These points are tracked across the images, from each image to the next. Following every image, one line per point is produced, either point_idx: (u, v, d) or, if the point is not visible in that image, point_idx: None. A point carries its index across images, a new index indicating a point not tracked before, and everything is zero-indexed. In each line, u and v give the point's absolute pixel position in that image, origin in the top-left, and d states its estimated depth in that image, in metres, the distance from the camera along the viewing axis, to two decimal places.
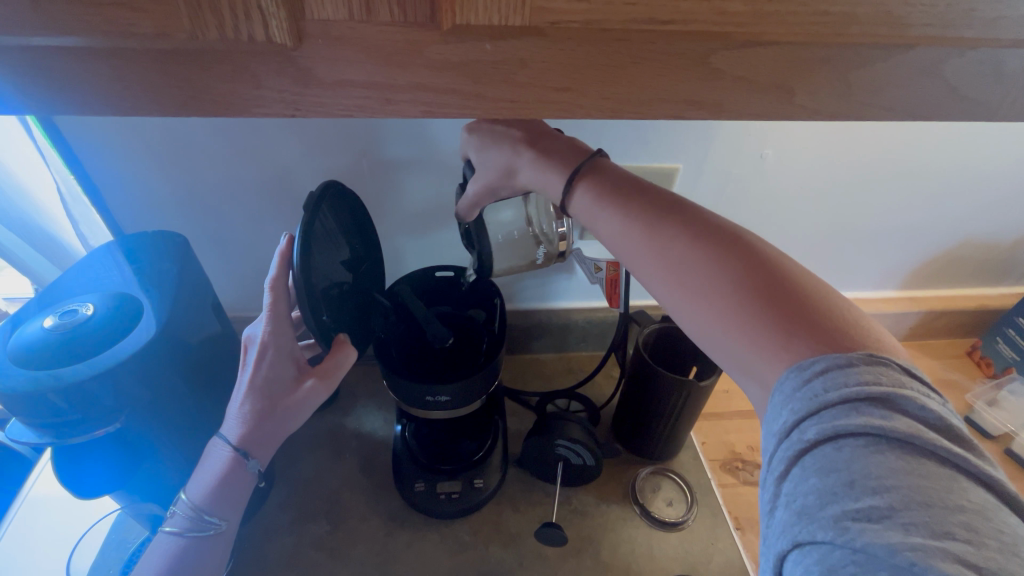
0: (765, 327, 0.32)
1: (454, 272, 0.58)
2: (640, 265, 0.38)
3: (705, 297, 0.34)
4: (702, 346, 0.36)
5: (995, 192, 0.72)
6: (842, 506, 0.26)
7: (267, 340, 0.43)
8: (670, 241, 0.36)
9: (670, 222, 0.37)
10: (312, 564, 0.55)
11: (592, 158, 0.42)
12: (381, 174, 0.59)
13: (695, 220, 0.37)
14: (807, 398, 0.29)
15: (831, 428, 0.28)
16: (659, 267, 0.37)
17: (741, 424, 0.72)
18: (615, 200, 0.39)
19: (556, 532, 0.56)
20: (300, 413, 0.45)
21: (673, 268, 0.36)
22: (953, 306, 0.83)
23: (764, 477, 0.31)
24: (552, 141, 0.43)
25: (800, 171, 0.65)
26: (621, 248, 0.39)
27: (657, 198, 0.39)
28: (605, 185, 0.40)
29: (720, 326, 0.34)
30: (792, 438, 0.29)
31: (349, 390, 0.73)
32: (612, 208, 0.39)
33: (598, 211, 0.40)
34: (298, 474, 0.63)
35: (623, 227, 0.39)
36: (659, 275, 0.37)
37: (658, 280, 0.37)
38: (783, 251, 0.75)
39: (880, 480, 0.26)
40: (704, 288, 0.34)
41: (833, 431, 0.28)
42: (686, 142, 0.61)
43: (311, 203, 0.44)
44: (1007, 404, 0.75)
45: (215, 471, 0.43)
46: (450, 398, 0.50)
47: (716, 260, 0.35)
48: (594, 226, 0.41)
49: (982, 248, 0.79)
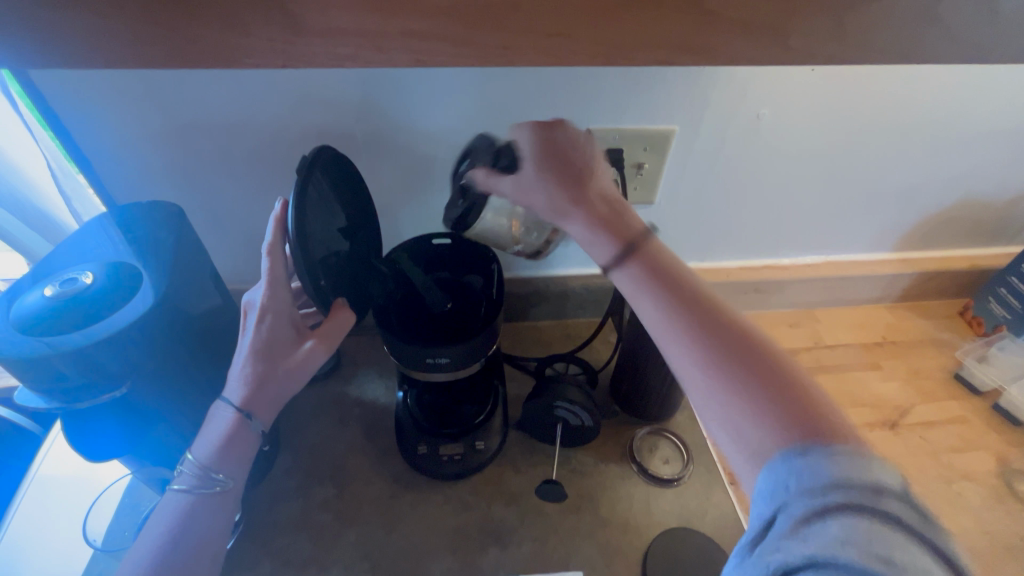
0: (803, 413, 0.33)
1: (451, 239, 0.58)
2: (669, 346, 0.37)
3: (749, 375, 0.35)
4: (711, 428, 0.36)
5: (997, 147, 0.71)
6: (841, 541, 0.28)
7: (266, 306, 0.44)
8: (706, 333, 0.36)
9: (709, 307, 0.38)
10: (320, 524, 0.58)
11: (637, 237, 0.41)
12: (375, 138, 0.58)
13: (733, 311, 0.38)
14: (825, 460, 0.30)
15: (844, 485, 0.29)
16: (695, 344, 0.36)
17: None
18: (656, 285, 0.39)
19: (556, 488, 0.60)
20: (301, 374, 0.46)
21: (708, 352, 0.36)
22: (947, 267, 0.83)
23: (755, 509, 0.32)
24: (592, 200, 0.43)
25: (797, 130, 0.64)
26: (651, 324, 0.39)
27: (689, 283, 0.39)
28: (650, 269, 0.39)
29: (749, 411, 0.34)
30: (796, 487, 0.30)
31: (350, 359, 0.74)
32: (652, 293, 0.39)
33: (638, 292, 0.39)
34: (303, 440, 0.65)
35: (659, 309, 0.38)
36: (692, 355, 0.36)
37: (689, 360, 0.36)
38: (779, 213, 0.74)
39: (882, 550, 0.27)
40: (746, 376, 0.34)
41: (844, 486, 0.29)
42: (682, 102, 0.60)
43: (304, 167, 0.44)
44: (996, 361, 0.75)
45: (220, 430, 0.44)
46: (450, 360, 0.50)
47: (754, 360, 0.35)
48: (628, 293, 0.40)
49: (980, 207, 0.78)
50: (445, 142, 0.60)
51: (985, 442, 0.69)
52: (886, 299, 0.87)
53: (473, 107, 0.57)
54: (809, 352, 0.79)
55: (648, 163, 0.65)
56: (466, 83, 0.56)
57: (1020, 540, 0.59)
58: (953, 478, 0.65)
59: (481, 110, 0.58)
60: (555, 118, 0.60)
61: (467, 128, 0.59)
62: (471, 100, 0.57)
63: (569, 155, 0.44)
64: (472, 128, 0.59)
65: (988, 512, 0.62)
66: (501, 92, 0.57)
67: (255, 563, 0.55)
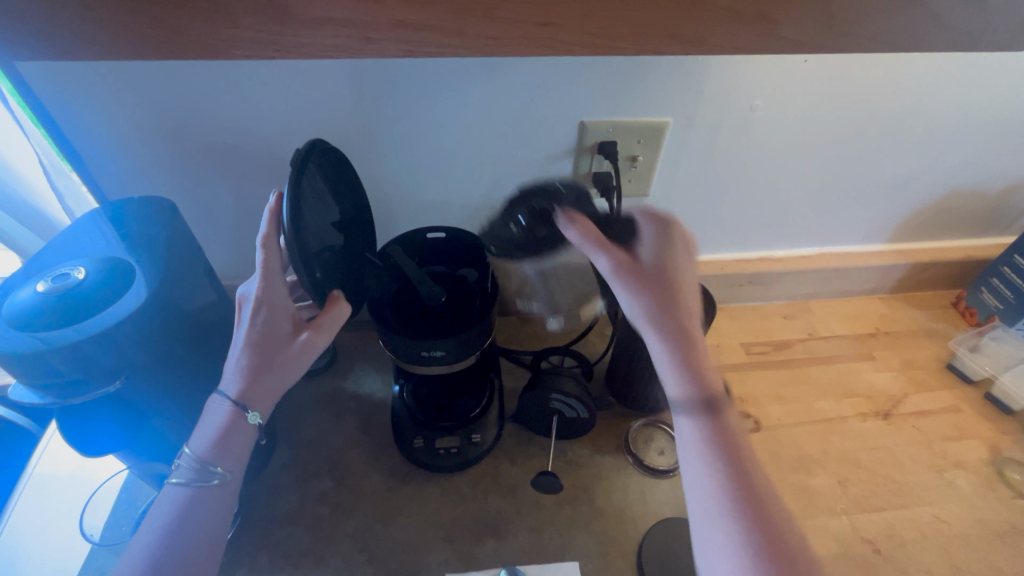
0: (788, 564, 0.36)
1: (445, 234, 0.58)
2: (692, 465, 0.42)
3: (759, 520, 0.38)
4: (696, 545, 0.40)
5: (989, 137, 0.71)
6: None
7: (260, 299, 0.44)
8: (730, 482, 0.40)
9: (723, 430, 0.42)
10: (318, 518, 0.58)
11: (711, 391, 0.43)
12: (369, 132, 0.58)
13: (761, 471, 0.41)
14: None
15: None
16: (723, 474, 0.40)
17: (730, 376, 0.74)
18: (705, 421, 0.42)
19: (552, 481, 0.58)
20: (297, 366, 0.46)
21: (727, 489, 0.40)
22: (940, 258, 0.84)
23: None
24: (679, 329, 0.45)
25: (790, 121, 0.64)
26: (684, 440, 0.43)
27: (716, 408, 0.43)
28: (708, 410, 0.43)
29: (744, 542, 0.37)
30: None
31: (346, 354, 0.74)
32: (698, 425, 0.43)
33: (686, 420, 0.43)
34: (300, 435, 0.65)
35: (706, 464, 0.41)
36: (715, 481, 0.40)
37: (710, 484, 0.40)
38: (773, 205, 0.74)
39: None
40: (754, 522, 0.38)
41: None
42: (675, 94, 0.60)
43: (299, 159, 0.44)
44: (988, 350, 0.76)
45: (217, 423, 0.45)
46: (446, 353, 0.50)
47: (764, 518, 0.38)
48: (678, 413, 0.44)
49: (972, 197, 0.79)
50: (438, 135, 0.60)
51: (977, 430, 0.69)
52: (880, 290, 0.87)
53: (466, 99, 0.57)
54: (803, 343, 0.80)
55: (641, 156, 0.65)
56: (458, 75, 0.56)
57: (1011, 526, 0.60)
58: (945, 465, 0.65)
59: (474, 103, 0.58)
60: (549, 110, 0.60)
61: (460, 120, 0.59)
62: (464, 92, 0.57)
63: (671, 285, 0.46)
64: (465, 121, 0.59)
65: (979, 499, 0.62)
66: (493, 84, 0.57)
67: (253, 557, 0.55)
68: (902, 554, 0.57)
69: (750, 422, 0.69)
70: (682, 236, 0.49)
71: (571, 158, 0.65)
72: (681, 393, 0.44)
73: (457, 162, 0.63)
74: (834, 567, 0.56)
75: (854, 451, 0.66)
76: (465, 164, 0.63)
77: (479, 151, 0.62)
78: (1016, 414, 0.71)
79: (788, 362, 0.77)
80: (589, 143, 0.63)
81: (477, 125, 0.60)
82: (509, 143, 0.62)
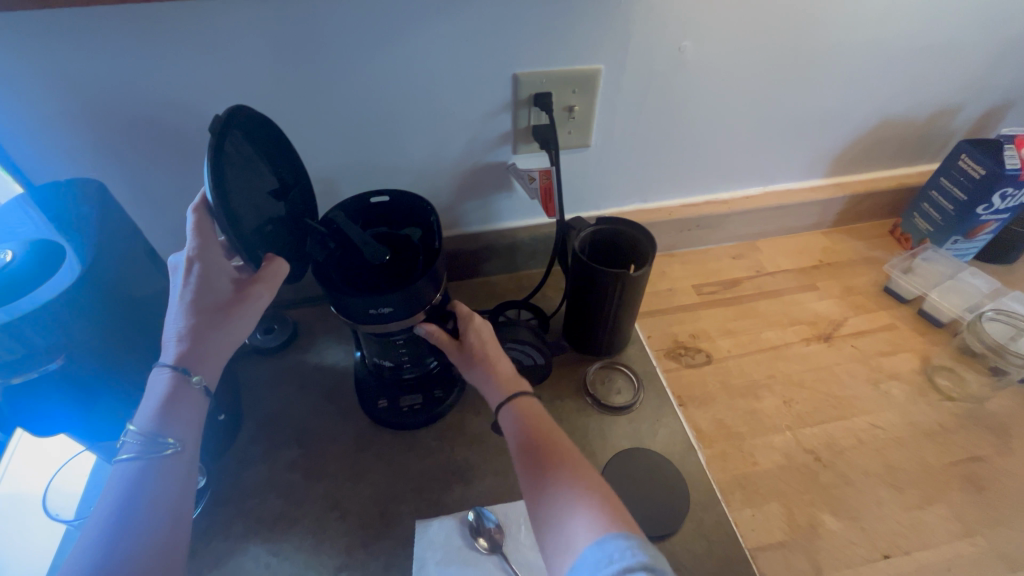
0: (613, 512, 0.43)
1: (389, 197, 0.58)
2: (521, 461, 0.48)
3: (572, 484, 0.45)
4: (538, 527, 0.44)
5: (910, 65, 0.74)
6: None
7: (194, 258, 0.46)
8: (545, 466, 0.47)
9: (550, 496, 0.45)
10: (289, 484, 0.60)
11: (520, 398, 0.52)
12: (299, 99, 0.58)
13: (570, 449, 0.48)
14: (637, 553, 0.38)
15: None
16: (538, 459, 0.47)
17: (682, 316, 0.78)
18: (523, 425, 0.50)
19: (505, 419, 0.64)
20: (242, 320, 0.50)
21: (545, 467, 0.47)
22: (875, 188, 0.87)
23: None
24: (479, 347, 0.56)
25: (717, 62, 0.66)
26: (509, 437, 0.50)
27: (536, 465, 0.47)
28: (524, 414, 0.51)
29: (568, 507, 0.43)
30: (621, 551, 0.38)
31: (307, 329, 0.75)
32: (518, 428, 0.50)
33: (511, 427, 0.51)
34: (265, 409, 0.66)
35: (526, 456, 0.48)
36: (535, 467, 0.47)
37: (534, 469, 0.47)
38: (712, 148, 0.77)
39: None
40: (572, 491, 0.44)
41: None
42: (602, 40, 0.61)
43: (218, 126, 0.43)
44: (921, 271, 0.80)
45: (159, 393, 0.46)
46: (393, 309, 0.52)
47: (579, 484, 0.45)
48: (500, 419, 0.52)
49: (900, 126, 0.82)
50: (373, 97, 0.60)
51: (910, 344, 0.74)
52: (822, 225, 0.91)
53: (393, 58, 0.57)
54: (752, 280, 0.83)
55: (577, 106, 0.66)
56: (384, 33, 0.55)
57: (940, 425, 0.65)
58: (880, 378, 0.70)
59: (403, 61, 0.58)
60: (480, 66, 0.60)
61: (392, 81, 0.59)
62: (393, 50, 0.57)
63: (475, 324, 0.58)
64: (397, 81, 0.59)
65: (911, 404, 0.67)
66: (423, 41, 0.57)
67: (228, 525, 0.57)
68: (842, 460, 0.61)
69: (702, 355, 0.73)
70: (483, 328, 0.58)
71: (509, 114, 0.65)
72: (499, 404, 0.52)
73: (392, 125, 0.63)
74: (780, 477, 0.60)
75: (798, 374, 0.71)
76: (404, 126, 0.63)
77: (415, 110, 0.62)
78: (946, 327, 0.76)
79: (738, 298, 0.81)
80: (525, 96, 0.64)
81: (409, 85, 0.60)
82: (445, 101, 0.62)
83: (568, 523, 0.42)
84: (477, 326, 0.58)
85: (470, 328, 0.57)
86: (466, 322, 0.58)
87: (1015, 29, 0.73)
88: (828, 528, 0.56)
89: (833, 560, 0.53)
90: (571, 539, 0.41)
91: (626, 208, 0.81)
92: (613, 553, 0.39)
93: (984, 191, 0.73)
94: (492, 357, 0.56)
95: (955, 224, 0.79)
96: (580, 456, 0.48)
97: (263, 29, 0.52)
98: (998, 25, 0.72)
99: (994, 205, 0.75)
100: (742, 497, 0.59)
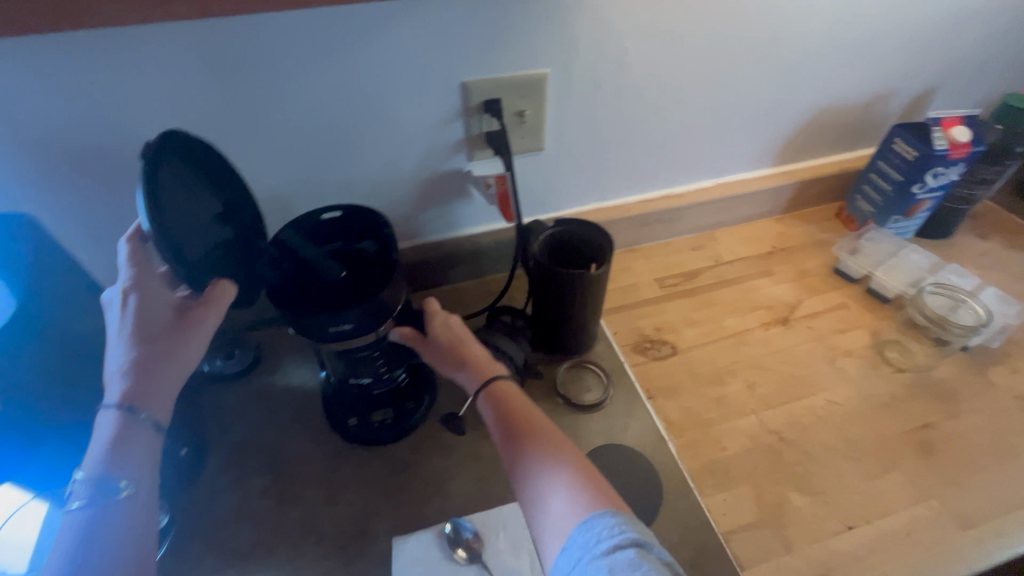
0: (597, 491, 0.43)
1: (342, 212, 0.57)
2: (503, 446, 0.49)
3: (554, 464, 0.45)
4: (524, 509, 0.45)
5: (842, 55, 0.77)
6: None
7: (131, 289, 0.46)
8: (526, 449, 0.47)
9: (533, 475, 0.45)
10: (259, 512, 0.58)
11: (496, 383, 0.53)
12: (243, 116, 0.57)
13: (551, 429, 0.49)
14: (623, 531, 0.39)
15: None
16: (519, 442, 0.48)
17: (647, 310, 0.79)
18: (502, 410, 0.51)
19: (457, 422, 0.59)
20: (189, 350, 0.48)
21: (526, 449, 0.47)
22: (820, 174, 0.91)
23: (569, 557, 0.39)
24: (448, 340, 0.57)
25: (660, 61, 0.68)
26: (490, 423, 0.51)
27: (517, 448, 0.48)
28: (502, 399, 0.52)
29: (552, 488, 0.44)
30: (610, 528, 0.39)
31: (270, 351, 0.73)
32: (497, 413, 0.51)
33: (490, 412, 0.51)
34: (230, 437, 0.64)
35: (507, 439, 0.49)
36: (516, 450, 0.48)
37: (515, 452, 0.47)
38: (664, 144, 0.78)
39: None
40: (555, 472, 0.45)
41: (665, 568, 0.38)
42: (548, 45, 0.62)
43: (150, 153, 0.43)
44: (866, 250, 0.84)
45: (106, 435, 0.44)
46: (354, 326, 0.51)
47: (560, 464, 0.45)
48: (480, 405, 0.53)
49: (839, 113, 0.86)
50: (320, 112, 0.59)
51: (862, 321, 0.77)
52: (774, 212, 0.94)
53: (338, 73, 0.57)
54: (711, 270, 0.86)
55: (528, 110, 0.67)
56: (327, 46, 0.55)
57: (893, 396, 0.68)
58: (836, 356, 0.73)
59: (349, 74, 0.57)
60: (428, 75, 0.60)
61: (338, 94, 0.58)
62: (337, 64, 0.56)
63: (439, 319, 0.58)
64: (345, 95, 0.59)
65: (865, 379, 0.70)
66: (367, 53, 0.56)
67: (196, 561, 0.55)
68: (805, 438, 0.64)
69: (667, 347, 0.75)
70: (449, 322, 0.59)
71: (460, 121, 0.65)
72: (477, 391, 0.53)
73: (343, 139, 0.62)
74: (747, 459, 0.62)
75: (759, 359, 0.73)
76: (355, 139, 0.63)
77: (365, 123, 0.62)
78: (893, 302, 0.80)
79: (698, 289, 0.83)
80: (475, 103, 0.64)
81: (357, 98, 0.59)
82: (394, 112, 0.62)
83: (553, 500, 0.43)
84: (442, 319, 0.58)
85: (434, 323, 0.58)
86: (432, 317, 0.58)
87: (935, 18, 0.78)
88: (795, 505, 0.58)
89: (801, 534, 0.55)
90: (557, 515, 0.42)
91: (585, 207, 0.82)
92: (600, 531, 0.39)
93: (919, 170, 0.78)
94: (462, 346, 0.57)
95: (895, 203, 0.83)
96: (561, 435, 0.48)
97: (199, 49, 0.51)
98: (919, 14, 0.76)
99: (928, 183, 0.79)
100: (713, 482, 0.60)
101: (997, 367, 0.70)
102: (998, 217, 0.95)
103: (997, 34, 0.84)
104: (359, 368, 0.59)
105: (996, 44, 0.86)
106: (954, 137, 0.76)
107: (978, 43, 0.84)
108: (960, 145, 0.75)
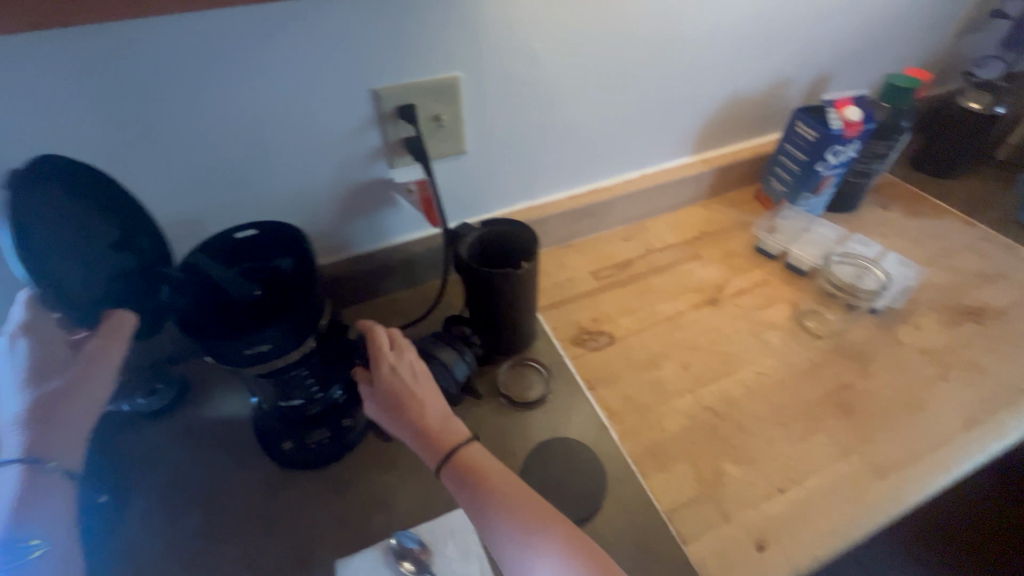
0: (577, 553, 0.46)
1: (257, 230, 0.55)
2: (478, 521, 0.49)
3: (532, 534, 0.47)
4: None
5: (743, 46, 0.81)
6: None
7: (17, 331, 0.42)
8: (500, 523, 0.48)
9: (518, 553, 0.47)
10: (191, 553, 0.55)
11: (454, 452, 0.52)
12: (138, 136, 0.54)
13: (521, 491, 0.50)
14: None
15: None
16: (491, 518, 0.48)
17: (583, 303, 0.81)
18: (467, 481, 0.51)
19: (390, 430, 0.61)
20: (92, 386, 0.45)
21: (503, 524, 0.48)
22: (736, 159, 0.96)
23: None
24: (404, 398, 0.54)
25: (570, 59, 0.69)
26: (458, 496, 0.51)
27: (488, 523, 0.48)
28: (464, 470, 0.51)
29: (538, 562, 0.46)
30: None
31: (196, 382, 0.69)
32: (465, 489, 0.50)
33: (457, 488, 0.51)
34: (155, 478, 0.60)
35: (480, 516, 0.49)
36: (491, 525, 0.48)
37: (490, 528, 0.48)
38: (584, 140, 0.80)
39: None
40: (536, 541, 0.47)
41: None
42: (456, 48, 0.62)
43: (19, 179, 0.40)
44: (782, 228, 0.89)
45: (9, 492, 0.40)
46: (273, 346, 0.49)
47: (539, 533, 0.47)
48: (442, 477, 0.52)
49: (747, 101, 0.91)
50: (224, 127, 0.57)
51: (783, 294, 0.82)
52: (698, 198, 0.98)
53: (238, 86, 0.55)
54: (642, 259, 0.88)
55: (444, 114, 0.67)
56: (224, 59, 0.53)
57: (813, 362, 0.72)
58: (761, 330, 0.77)
59: (251, 86, 0.55)
60: (335, 84, 0.59)
61: (240, 107, 0.56)
62: (236, 76, 0.54)
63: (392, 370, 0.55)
64: (247, 108, 0.57)
65: (788, 349, 0.74)
66: (267, 64, 0.55)
67: None
68: (737, 410, 0.66)
69: (605, 337, 0.76)
70: (399, 368, 0.55)
71: (376, 129, 0.64)
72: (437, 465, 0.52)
73: (252, 154, 0.60)
74: (685, 437, 0.64)
75: (691, 340, 0.76)
76: (264, 153, 0.60)
77: (275, 136, 0.60)
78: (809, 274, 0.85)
79: (631, 278, 0.85)
80: (388, 109, 0.63)
81: (261, 110, 0.57)
82: (305, 123, 0.60)
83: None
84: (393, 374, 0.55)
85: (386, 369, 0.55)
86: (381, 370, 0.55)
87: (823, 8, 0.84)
88: (731, 476, 0.60)
89: (738, 503, 0.58)
90: None
91: (515, 207, 0.83)
92: None
93: (821, 150, 0.83)
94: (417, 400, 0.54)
95: (803, 182, 0.88)
96: (531, 495, 0.50)
97: (78, 67, 0.48)
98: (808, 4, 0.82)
99: (829, 161, 0.85)
100: (654, 464, 0.62)
101: (902, 326, 0.76)
102: (896, 189, 1.03)
103: (879, 20, 0.91)
104: (289, 391, 0.57)
105: (878, 29, 0.93)
106: (847, 117, 0.81)
107: (863, 29, 0.91)
108: (854, 124, 0.81)
